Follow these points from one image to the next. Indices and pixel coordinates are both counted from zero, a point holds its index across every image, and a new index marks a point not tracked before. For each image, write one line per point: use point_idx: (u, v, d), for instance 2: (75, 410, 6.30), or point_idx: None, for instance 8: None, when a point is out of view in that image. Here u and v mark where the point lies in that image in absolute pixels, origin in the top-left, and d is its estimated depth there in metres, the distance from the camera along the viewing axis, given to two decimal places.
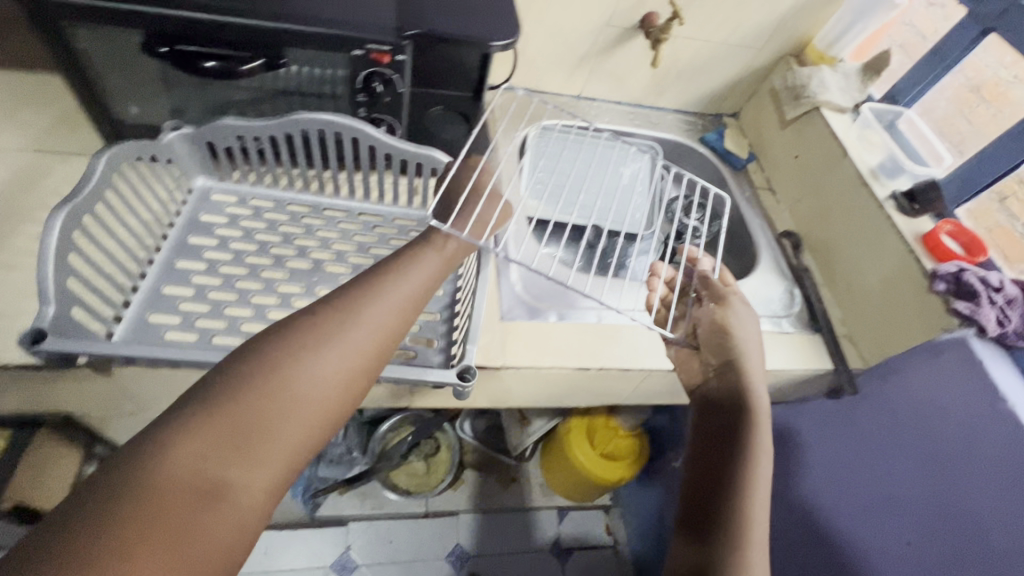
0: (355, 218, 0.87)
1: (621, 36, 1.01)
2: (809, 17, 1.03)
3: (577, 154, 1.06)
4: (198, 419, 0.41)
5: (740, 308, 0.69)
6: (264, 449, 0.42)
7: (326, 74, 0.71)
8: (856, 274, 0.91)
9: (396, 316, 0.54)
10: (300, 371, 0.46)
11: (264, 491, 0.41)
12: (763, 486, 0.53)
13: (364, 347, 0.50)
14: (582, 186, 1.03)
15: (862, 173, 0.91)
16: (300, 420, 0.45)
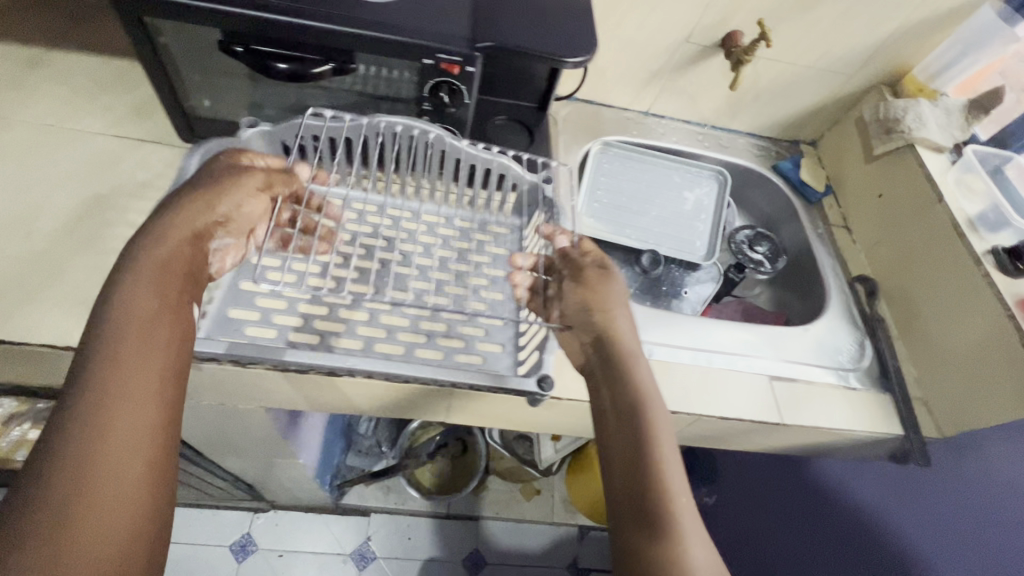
0: (422, 219, 0.80)
1: (699, 53, 0.96)
2: (910, 44, 0.94)
3: (639, 174, 1.01)
4: (50, 442, 0.40)
5: (609, 274, 0.66)
6: (134, 424, 0.42)
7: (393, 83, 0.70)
8: (941, 332, 0.82)
9: (172, 278, 0.51)
10: (117, 359, 0.44)
11: (145, 439, 0.42)
12: (675, 466, 0.50)
13: (159, 318, 0.48)
14: (640, 209, 0.99)
15: (959, 223, 0.82)
16: (148, 393, 0.44)
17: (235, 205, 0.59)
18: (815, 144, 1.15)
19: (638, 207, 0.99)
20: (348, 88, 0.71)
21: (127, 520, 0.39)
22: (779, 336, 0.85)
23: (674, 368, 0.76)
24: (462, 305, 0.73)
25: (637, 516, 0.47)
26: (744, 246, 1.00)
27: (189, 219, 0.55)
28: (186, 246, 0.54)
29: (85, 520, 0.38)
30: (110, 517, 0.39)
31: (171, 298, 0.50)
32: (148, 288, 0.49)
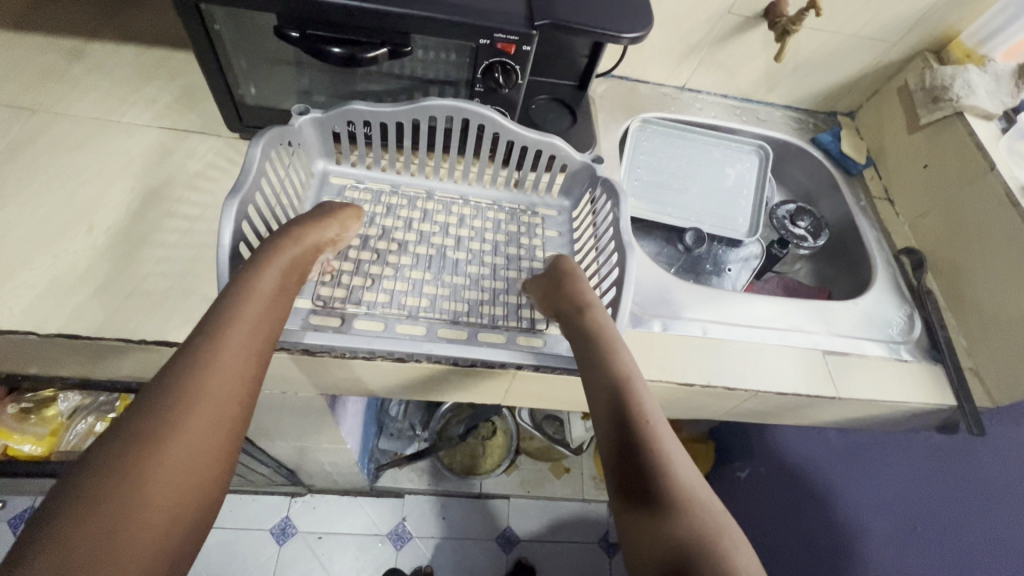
0: (471, 203, 0.80)
1: (741, 24, 0.94)
2: (958, 8, 0.92)
3: (679, 152, 1.01)
4: (158, 389, 0.46)
5: (569, 268, 0.68)
6: (227, 394, 0.48)
7: (445, 64, 0.69)
8: (994, 302, 0.82)
9: (289, 283, 0.58)
10: (230, 335, 0.50)
11: (222, 427, 0.46)
12: (671, 439, 0.52)
13: (269, 309, 0.55)
14: (681, 186, 0.98)
15: (1012, 190, 0.81)
16: (246, 372, 0.50)
17: (342, 229, 0.67)
18: (852, 116, 1.13)
19: (679, 184, 0.99)
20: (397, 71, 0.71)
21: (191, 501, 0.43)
22: (827, 310, 0.85)
23: (728, 345, 0.76)
24: (518, 289, 0.73)
25: (639, 490, 0.49)
26: (786, 221, 1.00)
27: (311, 231, 0.62)
28: (305, 254, 0.61)
29: (152, 487, 0.41)
30: (185, 490, 0.43)
31: (281, 295, 0.57)
32: (269, 281, 0.56)
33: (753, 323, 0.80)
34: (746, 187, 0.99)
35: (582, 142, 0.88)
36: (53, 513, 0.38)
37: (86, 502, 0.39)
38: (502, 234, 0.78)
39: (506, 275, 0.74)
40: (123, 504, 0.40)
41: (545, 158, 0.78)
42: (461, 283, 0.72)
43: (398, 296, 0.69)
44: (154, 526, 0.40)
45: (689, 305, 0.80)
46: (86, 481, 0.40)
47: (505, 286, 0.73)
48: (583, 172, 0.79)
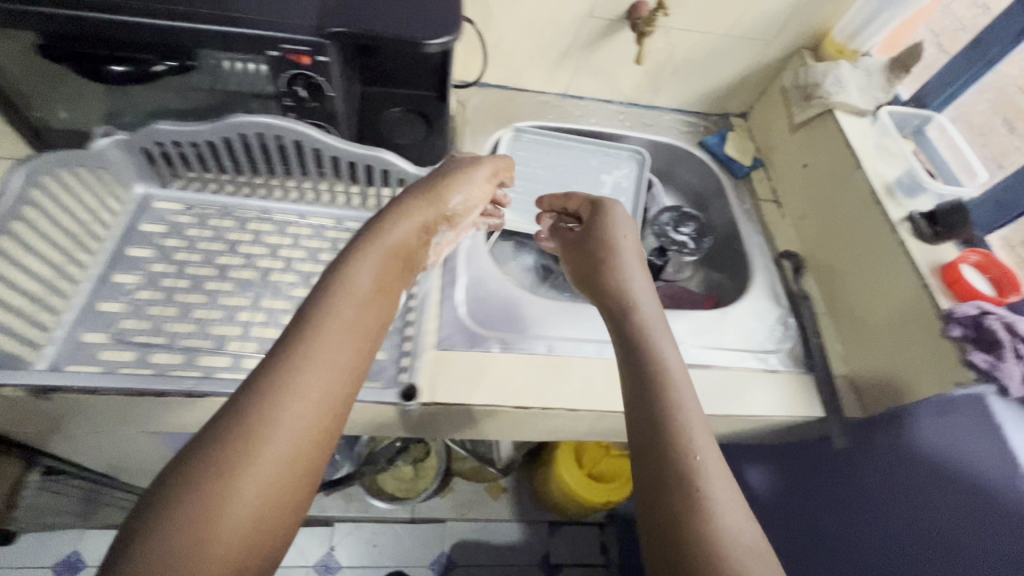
0: (308, 222, 0.76)
1: (606, 28, 0.91)
2: (826, 3, 0.89)
3: (556, 160, 0.97)
4: (247, 401, 0.39)
5: (606, 227, 0.68)
6: (327, 403, 0.41)
7: (245, 79, 0.65)
8: (865, 306, 0.78)
9: (392, 274, 0.52)
10: (325, 336, 0.43)
11: (317, 430, 0.40)
12: (694, 411, 0.47)
13: (370, 306, 0.48)
14: (557, 196, 0.95)
15: (876, 188, 0.78)
16: (343, 378, 0.43)
17: (467, 199, 0.65)
18: (745, 116, 1.10)
19: (554, 193, 0.95)
20: (195, 86, 0.66)
21: (261, 524, 0.37)
22: (698, 320, 0.81)
23: (575, 363, 0.72)
24: None
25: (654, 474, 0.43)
26: (668, 228, 0.96)
27: (417, 210, 0.58)
28: (406, 239, 0.56)
29: (225, 510, 0.36)
30: (261, 512, 0.37)
31: (384, 290, 0.50)
32: (367, 278, 0.49)
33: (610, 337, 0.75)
34: (625, 193, 0.95)
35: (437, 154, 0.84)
36: (136, 530, 0.34)
37: (150, 530, 0.34)
38: (338, 254, 0.74)
39: None
40: (209, 530, 0.35)
41: (379, 173, 0.74)
42: (282, 309, 0.67)
43: (205, 325, 0.64)
44: (215, 552, 0.34)
45: (541, 321, 0.75)
46: (156, 509, 0.35)
47: None
48: (421, 185, 0.75)
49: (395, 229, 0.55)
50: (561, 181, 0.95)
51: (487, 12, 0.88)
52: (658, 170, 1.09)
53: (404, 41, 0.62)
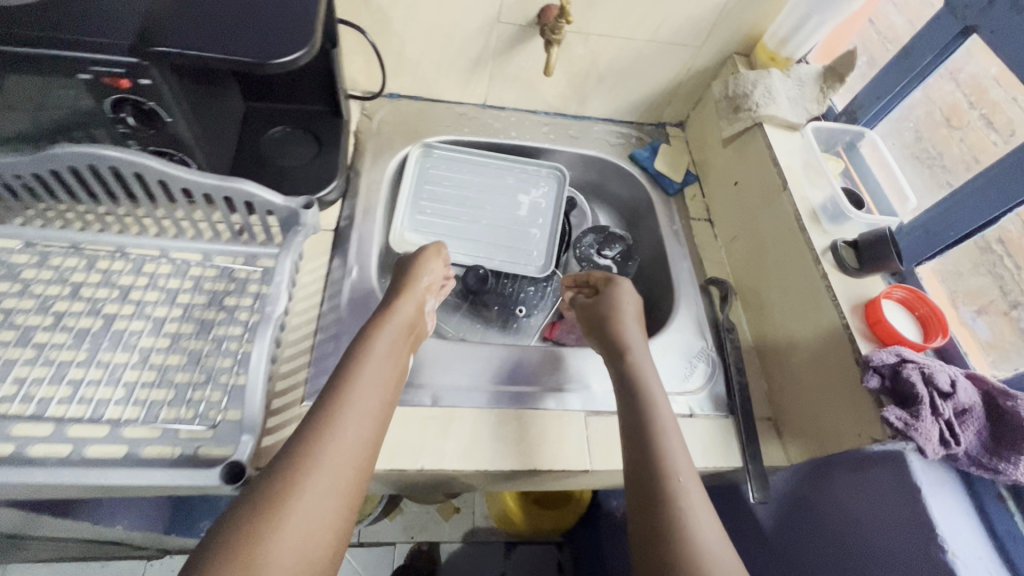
0: (168, 259, 0.68)
1: (517, 34, 0.83)
2: (755, 6, 0.81)
3: (470, 178, 0.90)
4: (284, 458, 0.48)
5: (615, 296, 0.72)
6: (352, 457, 0.49)
7: (63, 108, 0.56)
8: (787, 341, 0.71)
9: (401, 347, 0.62)
10: (352, 395, 0.53)
11: (352, 479, 0.49)
12: (684, 459, 0.54)
13: (391, 369, 0.59)
14: (470, 218, 0.87)
15: (800, 213, 0.71)
16: (372, 433, 0.52)
17: (433, 278, 0.73)
18: (683, 126, 1.03)
19: (467, 215, 0.88)
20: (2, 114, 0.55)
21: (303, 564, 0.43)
22: None
23: (460, 416, 0.64)
24: (199, 365, 0.61)
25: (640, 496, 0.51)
26: (591, 251, 0.89)
27: (410, 282, 0.69)
28: (412, 313, 0.66)
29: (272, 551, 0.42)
30: (303, 553, 0.43)
31: (398, 364, 0.60)
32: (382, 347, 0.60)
33: (504, 384, 0.68)
34: (545, 214, 0.89)
35: (323, 178, 0.76)
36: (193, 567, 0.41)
37: (211, 560, 0.40)
38: (200, 296, 0.66)
39: (190, 347, 0.62)
40: (249, 561, 0.41)
41: (243, 205, 0.66)
42: (123, 363, 0.60)
43: (26, 386, 0.56)
44: None
45: (430, 365, 0.68)
46: (225, 534, 0.42)
47: (182, 361, 0.61)
48: (292, 217, 0.67)
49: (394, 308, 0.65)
50: (474, 202, 0.88)
51: (382, 19, 0.79)
52: (588, 184, 1.01)
53: (247, 62, 0.53)
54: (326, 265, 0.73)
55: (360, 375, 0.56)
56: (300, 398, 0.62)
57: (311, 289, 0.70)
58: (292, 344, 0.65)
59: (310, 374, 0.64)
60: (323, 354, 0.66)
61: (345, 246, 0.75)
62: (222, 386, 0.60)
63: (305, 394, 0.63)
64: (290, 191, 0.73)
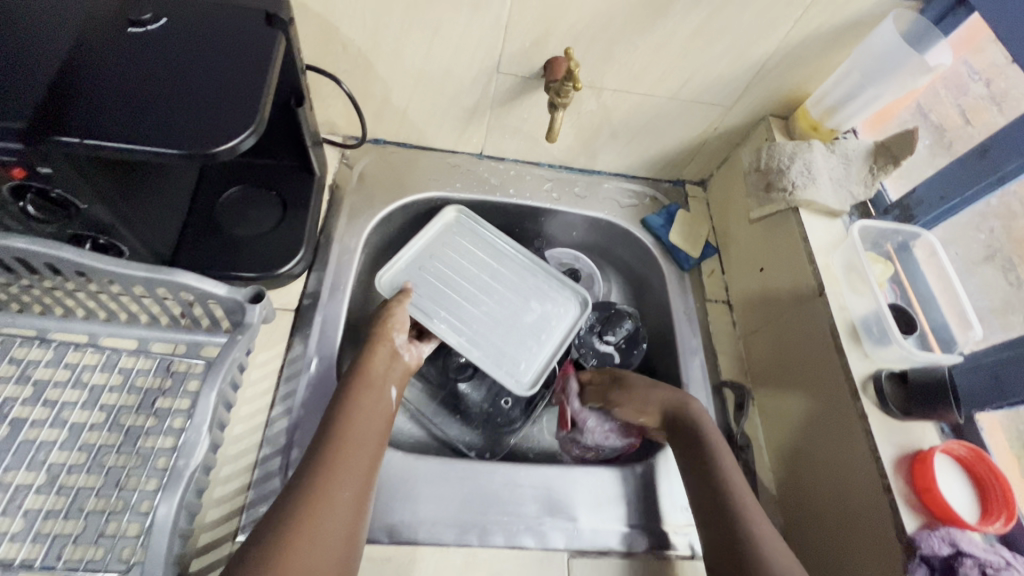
0: (96, 347, 0.59)
1: (520, 86, 0.72)
2: (799, 68, 0.69)
3: (497, 266, 0.77)
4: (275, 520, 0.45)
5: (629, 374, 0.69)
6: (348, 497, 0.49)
7: None
8: (811, 474, 0.60)
9: (385, 384, 0.59)
10: (350, 444, 0.52)
11: (346, 536, 0.47)
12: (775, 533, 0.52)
13: (378, 418, 0.56)
14: (470, 300, 0.73)
15: (838, 329, 0.60)
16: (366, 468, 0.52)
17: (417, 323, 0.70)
18: (704, 184, 0.91)
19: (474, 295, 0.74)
20: None
21: None
22: (603, 480, 0.63)
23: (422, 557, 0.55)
24: (117, 489, 0.52)
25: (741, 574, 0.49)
26: (590, 335, 0.78)
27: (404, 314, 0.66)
28: (388, 356, 0.61)
29: None
30: None
31: (384, 405, 0.58)
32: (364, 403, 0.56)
33: (476, 512, 0.59)
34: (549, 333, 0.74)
35: (284, 250, 0.66)
36: None
37: None
38: (128, 396, 0.57)
39: (110, 464, 0.53)
40: None
41: (180, 293, 0.56)
42: (27, 484, 0.51)
43: None
44: None
45: (392, 489, 0.58)
46: None
47: (97, 484, 0.52)
48: (237, 311, 0.56)
49: (378, 346, 0.61)
50: (482, 289, 0.75)
51: (363, 64, 0.68)
52: (593, 247, 0.90)
53: (174, 154, 0.43)
54: (281, 354, 0.64)
55: (351, 425, 0.53)
56: (233, 532, 0.53)
57: (260, 387, 0.61)
58: (230, 461, 0.56)
59: (249, 499, 0.55)
60: (265, 474, 0.56)
61: (305, 329, 0.66)
62: (141, 517, 0.51)
63: (239, 526, 0.53)
64: (245, 267, 0.64)
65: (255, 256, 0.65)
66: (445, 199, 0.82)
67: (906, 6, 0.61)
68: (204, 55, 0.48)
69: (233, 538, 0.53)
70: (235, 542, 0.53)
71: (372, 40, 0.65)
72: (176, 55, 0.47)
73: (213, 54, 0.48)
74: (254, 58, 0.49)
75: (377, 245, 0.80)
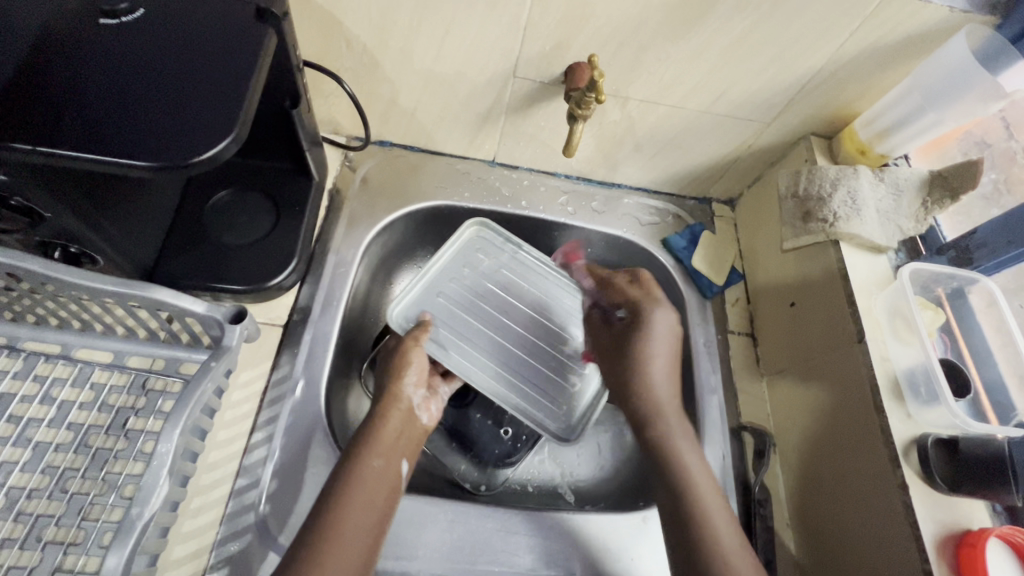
0: (67, 359, 0.55)
1: (538, 92, 0.66)
2: (851, 85, 0.62)
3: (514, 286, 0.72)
4: None
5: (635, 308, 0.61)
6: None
7: None
8: (839, 541, 0.54)
9: (398, 450, 0.51)
10: (342, 529, 0.43)
11: None
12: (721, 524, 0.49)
13: (381, 498, 0.47)
14: (494, 326, 0.70)
15: (879, 383, 0.54)
16: (366, 544, 0.44)
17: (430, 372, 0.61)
18: (732, 204, 0.84)
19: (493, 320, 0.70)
20: None
21: None
22: (606, 530, 0.58)
23: None
24: (79, 518, 0.48)
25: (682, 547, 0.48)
26: None
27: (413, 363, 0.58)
28: (402, 412, 0.54)
29: None
30: None
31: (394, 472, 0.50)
32: (373, 465, 0.48)
33: (466, 560, 0.54)
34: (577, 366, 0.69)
35: (275, 261, 0.61)
36: None
37: None
38: (99, 415, 0.53)
39: (73, 490, 0.49)
40: None
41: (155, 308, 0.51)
42: None
43: None
44: None
45: None
46: None
47: (59, 511, 0.48)
48: (216, 330, 0.52)
49: (392, 398, 0.55)
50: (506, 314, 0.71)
51: (368, 62, 0.63)
52: (608, 265, 0.84)
53: (144, 167, 0.38)
54: (266, 374, 0.59)
55: (346, 506, 0.45)
56: (201, 572, 0.49)
57: (242, 410, 0.57)
58: (202, 492, 0.52)
59: (219, 536, 0.51)
60: (239, 508, 0.52)
61: (293, 346, 0.62)
62: (101, 552, 0.47)
63: (207, 566, 0.49)
64: (231, 278, 0.59)
65: (243, 266, 0.60)
66: (452, 209, 0.77)
67: (979, 22, 0.54)
68: (183, 52, 0.43)
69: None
70: None
71: (378, 37, 0.60)
72: (152, 51, 0.42)
73: (195, 51, 0.43)
74: (241, 56, 0.43)
75: (377, 255, 0.75)
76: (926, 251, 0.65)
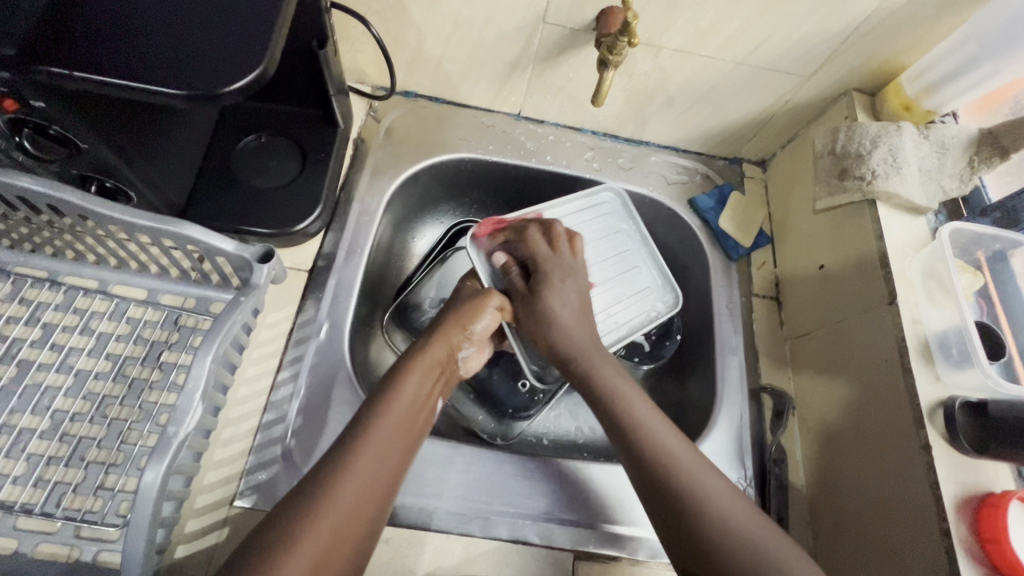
0: (105, 295, 0.57)
1: (568, 40, 0.64)
2: (900, 34, 0.59)
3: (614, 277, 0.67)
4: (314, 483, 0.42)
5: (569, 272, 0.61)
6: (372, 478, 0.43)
7: None
8: (856, 499, 0.54)
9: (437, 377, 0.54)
10: (382, 423, 0.47)
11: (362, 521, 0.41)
12: (697, 468, 0.47)
13: (411, 424, 0.49)
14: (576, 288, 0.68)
15: (909, 346, 0.53)
16: (389, 480, 0.45)
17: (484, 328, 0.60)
18: (763, 165, 0.82)
19: (606, 328, 0.66)
20: None
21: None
22: (618, 479, 0.59)
23: (422, 540, 0.53)
24: (119, 441, 0.50)
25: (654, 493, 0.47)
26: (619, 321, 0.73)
27: (454, 327, 0.57)
28: (449, 347, 0.56)
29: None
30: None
31: (428, 399, 0.52)
32: (415, 385, 0.51)
33: (483, 500, 0.56)
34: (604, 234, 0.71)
35: (302, 205, 0.62)
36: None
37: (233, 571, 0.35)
38: (132, 347, 0.55)
39: (112, 416, 0.51)
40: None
41: (187, 246, 0.52)
42: (30, 428, 0.49)
43: None
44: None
45: None
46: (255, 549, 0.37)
47: (100, 434, 0.50)
48: (245, 269, 0.53)
49: (444, 331, 0.56)
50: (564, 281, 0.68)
51: (395, 5, 0.62)
52: None
53: (173, 95, 0.38)
54: (291, 316, 0.61)
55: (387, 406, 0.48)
56: (232, 497, 0.51)
57: (269, 348, 0.59)
58: (231, 424, 0.54)
59: (248, 465, 0.53)
60: (267, 441, 0.54)
61: (318, 291, 0.63)
62: (138, 473, 0.49)
63: (236, 492, 0.51)
64: (259, 222, 0.60)
65: (271, 210, 0.61)
66: (475, 162, 0.76)
67: None
68: None
69: (230, 504, 0.51)
70: (232, 507, 0.51)
71: None
72: None
73: None
74: None
75: (400, 206, 0.75)
76: (968, 213, 0.63)
